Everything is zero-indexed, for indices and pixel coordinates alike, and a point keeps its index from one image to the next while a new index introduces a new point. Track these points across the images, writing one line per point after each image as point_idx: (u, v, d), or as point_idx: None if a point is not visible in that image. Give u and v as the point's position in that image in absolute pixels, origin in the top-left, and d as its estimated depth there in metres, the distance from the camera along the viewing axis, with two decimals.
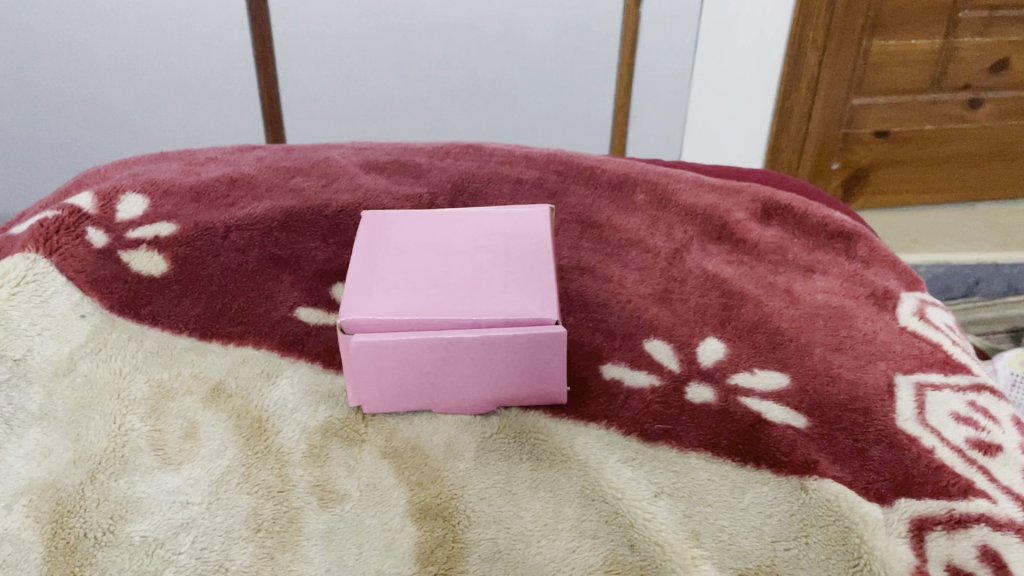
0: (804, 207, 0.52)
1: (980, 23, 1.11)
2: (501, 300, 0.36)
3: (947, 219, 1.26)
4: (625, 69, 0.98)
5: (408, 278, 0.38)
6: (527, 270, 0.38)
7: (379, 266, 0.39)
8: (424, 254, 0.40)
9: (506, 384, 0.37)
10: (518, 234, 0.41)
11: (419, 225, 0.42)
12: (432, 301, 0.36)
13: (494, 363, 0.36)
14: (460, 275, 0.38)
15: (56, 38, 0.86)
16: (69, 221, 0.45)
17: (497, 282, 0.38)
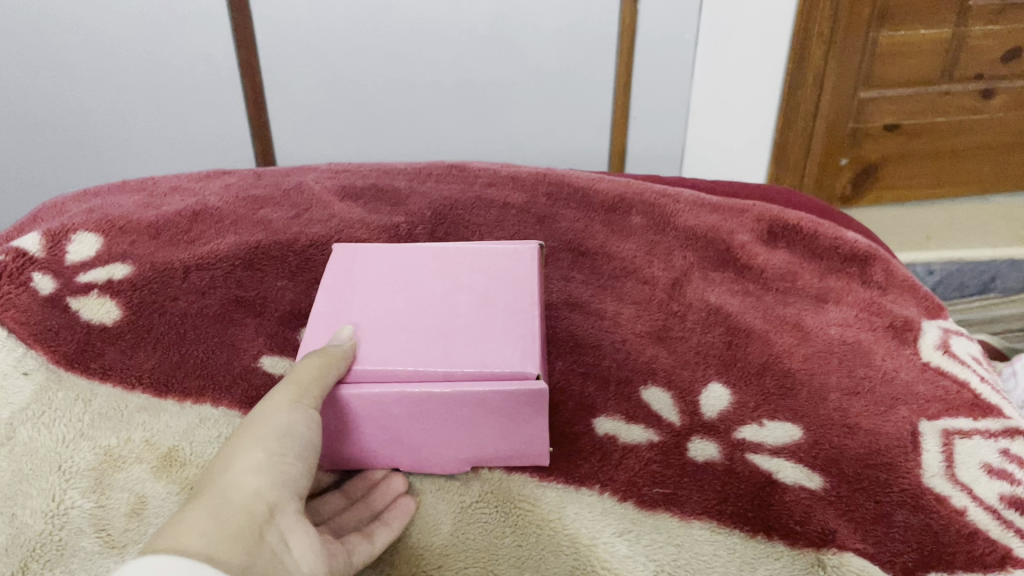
0: (815, 226, 0.49)
1: (993, 11, 1.09)
2: (477, 349, 0.33)
3: (959, 215, 1.25)
4: (624, 71, 0.94)
5: (376, 325, 0.34)
6: (511, 315, 0.34)
7: (346, 313, 0.35)
8: (397, 297, 0.36)
9: (482, 442, 0.34)
10: (503, 273, 0.37)
11: (393, 262, 0.38)
12: (399, 349, 0.33)
13: (471, 420, 0.33)
14: (435, 320, 0.34)
15: (26, 50, 0.82)
16: (12, 266, 0.42)
17: (476, 329, 0.34)
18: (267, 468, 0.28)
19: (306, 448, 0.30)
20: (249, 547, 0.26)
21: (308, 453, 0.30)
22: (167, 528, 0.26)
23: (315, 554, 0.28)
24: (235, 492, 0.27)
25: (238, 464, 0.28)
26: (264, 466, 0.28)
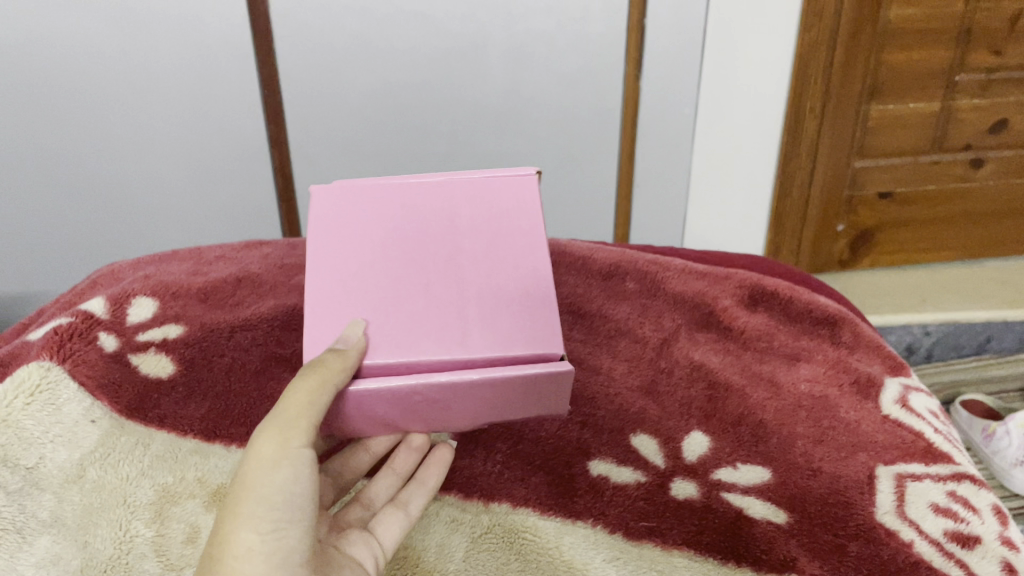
0: (790, 292, 0.54)
1: (978, 85, 1.24)
2: (496, 327, 0.37)
3: (952, 277, 1.38)
4: (627, 144, 1.00)
5: (378, 296, 0.38)
6: (526, 281, 0.39)
7: (356, 292, 0.39)
8: (392, 267, 0.39)
9: (506, 408, 0.40)
10: (496, 223, 0.41)
11: (383, 220, 0.41)
12: (414, 331, 0.37)
13: (499, 393, 0.37)
14: (444, 292, 0.39)
15: (75, 125, 0.89)
16: (81, 327, 0.47)
17: (488, 304, 0.38)
18: (263, 544, 0.33)
19: (294, 507, 0.35)
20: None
21: (297, 509, 0.35)
22: None
23: None
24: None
25: (237, 543, 0.33)
26: (263, 540, 0.34)
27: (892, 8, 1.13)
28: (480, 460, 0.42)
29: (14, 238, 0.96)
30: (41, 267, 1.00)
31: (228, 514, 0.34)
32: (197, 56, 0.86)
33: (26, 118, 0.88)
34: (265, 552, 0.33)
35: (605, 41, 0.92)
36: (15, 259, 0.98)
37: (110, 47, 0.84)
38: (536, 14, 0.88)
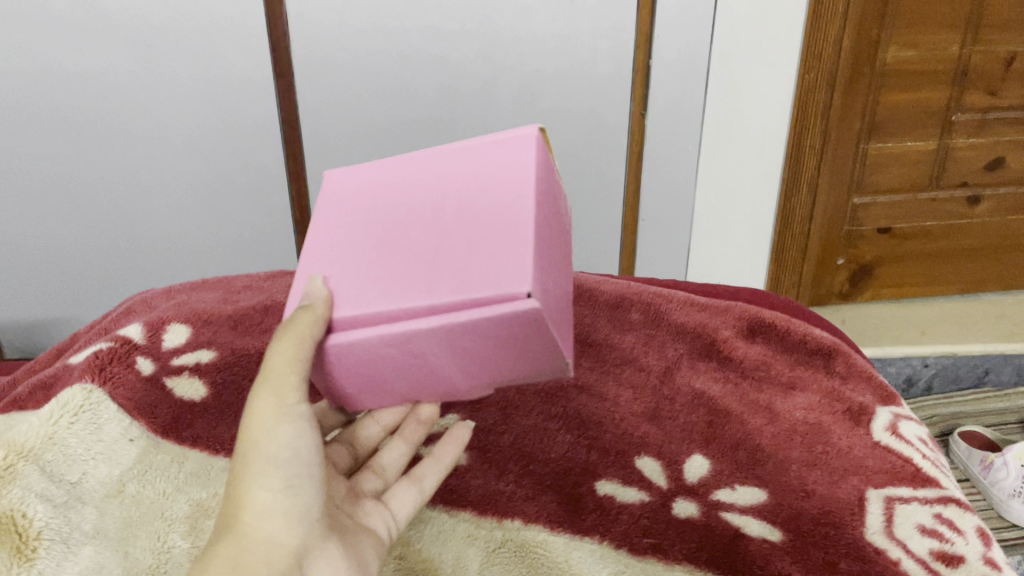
0: (787, 324, 0.57)
1: (974, 124, 1.29)
2: (464, 267, 0.34)
3: (952, 310, 1.41)
4: (633, 180, 1.04)
5: (359, 251, 0.38)
6: (509, 215, 0.36)
7: (344, 249, 0.38)
8: (384, 221, 0.39)
9: (498, 359, 0.36)
10: (491, 169, 0.39)
11: (388, 183, 0.41)
12: (385, 278, 0.36)
13: (474, 340, 0.34)
14: (427, 234, 0.37)
15: (101, 157, 0.93)
16: (121, 351, 0.50)
17: (464, 244, 0.35)
18: (276, 503, 0.36)
19: (300, 464, 0.37)
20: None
21: (302, 464, 0.38)
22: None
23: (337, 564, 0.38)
24: (256, 533, 0.36)
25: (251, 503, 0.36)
26: (276, 499, 0.37)
27: (888, 51, 1.18)
28: (493, 479, 0.45)
29: (39, 267, 1.00)
30: (64, 295, 1.03)
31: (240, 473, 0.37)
32: (220, 93, 0.89)
33: (55, 151, 0.91)
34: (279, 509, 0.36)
35: (611, 81, 0.95)
36: (39, 287, 1.01)
37: (139, 84, 0.88)
38: (546, 55, 0.92)
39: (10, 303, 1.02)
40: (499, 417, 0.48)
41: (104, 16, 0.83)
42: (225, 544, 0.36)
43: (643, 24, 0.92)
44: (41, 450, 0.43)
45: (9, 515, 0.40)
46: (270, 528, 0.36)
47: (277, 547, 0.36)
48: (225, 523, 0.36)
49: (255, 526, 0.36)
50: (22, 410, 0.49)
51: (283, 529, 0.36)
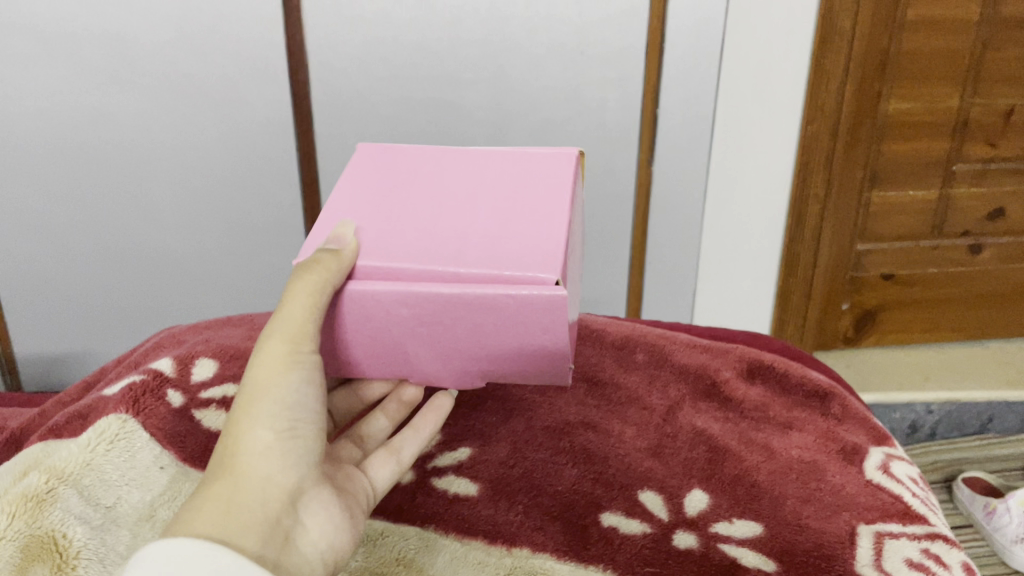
0: (785, 367, 0.60)
1: (974, 174, 1.33)
2: (494, 252, 0.39)
3: (955, 357, 1.43)
4: (640, 225, 1.07)
5: (389, 218, 0.43)
6: (538, 222, 0.42)
7: (381, 214, 0.43)
8: (421, 201, 0.44)
9: (508, 351, 0.41)
10: (525, 181, 0.45)
11: (428, 173, 0.47)
12: (413, 243, 0.41)
13: (495, 324, 0.39)
14: (458, 220, 0.42)
15: (127, 198, 0.96)
16: (153, 383, 0.53)
17: (492, 233, 0.41)
18: (271, 446, 0.40)
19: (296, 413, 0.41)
20: (271, 522, 0.38)
21: (298, 412, 0.41)
22: (198, 511, 0.37)
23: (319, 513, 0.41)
24: (252, 473, 0.39)
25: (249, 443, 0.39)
26: (275, 441, 0.40)
27: (889, 102, 1.23)
28: (503, 510, 0.47)
29: (61, 303, 1.02)
30: (85, 332, 1.05)
31: (243, 414, 0.40)
32: (244, 137, 0.93)
33: (83, 190, 0.95)
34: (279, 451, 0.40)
35: (619, 129, 0.99)
36: (62, 323, 1.04)
37: (167, 127, 0.92)
38: (557, 104, 0.96)
39: (31, 338, 1.04)
40: (510, 451, 0.51)
41: (137, 61, 0.88)
42: (223, 477, 0.38)
43: (651, 76, 0.96)
44: (79, 475, 0.46)
45: (50, 536, 0.43)
46: (264, 467, 0.39)
47: (270, 485, 0.39)
48: (225, 458, 0.39)
49: (254, 464, 0.39)
50: (59, 438, 0.52)
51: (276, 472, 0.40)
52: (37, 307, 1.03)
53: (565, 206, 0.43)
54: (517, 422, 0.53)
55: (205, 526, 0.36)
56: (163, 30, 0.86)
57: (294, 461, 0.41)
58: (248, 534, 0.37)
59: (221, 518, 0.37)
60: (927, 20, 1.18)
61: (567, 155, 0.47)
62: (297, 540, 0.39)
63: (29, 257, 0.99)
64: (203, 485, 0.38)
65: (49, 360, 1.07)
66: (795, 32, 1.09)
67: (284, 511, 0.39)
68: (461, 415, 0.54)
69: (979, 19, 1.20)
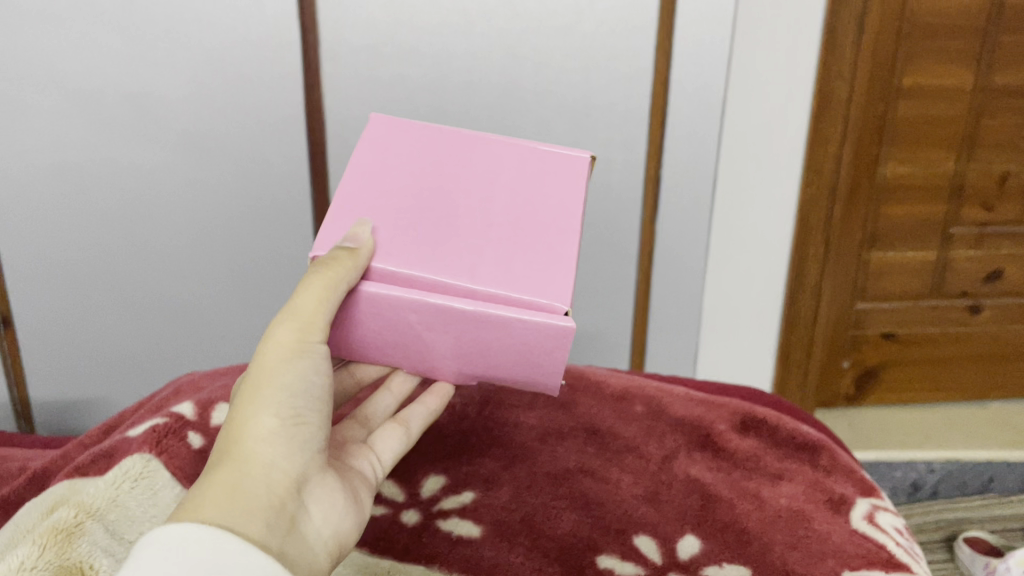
0: (778, 421, 0.62)
1: (972, 237, 1.36)
2: (500, 273, 0.47)
3: (955, 416, 1.44)
4: (643, 283, 1.09)
5: (407, 220, 0.50)
6: (542, 241, 0.49)
7: (403, 210, 0.50)
8: (437, 196, 0.51)
9: (507, 354, 0.49)
10: (534, 189, 0.52)
11: (444, 156, 0.53)
12: (431, 251, 0.48)
13: (496, 333, 0.47)
14: (471, 229, 0.49)
15: (146, 249, 0.99)
16: (175, 426, 0.56)
17: (503, 251, 0.49)
18: (275, 433, 0.43)
19: (299, 401, 0.45)
20: (277, 505, 0.41)
21: (302, 401, 0.45)
22: (206, 494, 0.40)
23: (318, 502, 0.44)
24: (256, 458, 0.42)
25: (253, 430, 0.43)
26: (278, 430, 0.44)
27: (887, 166, 1.28)
28: (506, 552, 0.49)
29: (75, 352, 1.04)
30: (96, 381, 1.07)
31: (250, 404, 0.44)
32: (262, 192, 0.97)
33: (105, 241, 0.98)
34: (282, 439, 0.43)
35: (624, 190, 1.03)
36: (75, 372, 1.06)
37: (189, 181, 0.96)
38: None
39: (42, 388, 1.06)
40: (511, 496, 0.54)
41: (162, 117, 0.92)
42: (230, 463, 0.42)
43: (654, 139, 1.00)
44: (106, 511, 0.49)
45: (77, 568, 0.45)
46: (267, 454, 0.43)
47: (274, 470, 0.42)
48: (232, 447, 0.42)
49: (258, 450, 0.43)
50: (84, 477, 0.55)
51: (280, 457, 0.43)
52: (51, 356, 1.04)
53: (571, 227, 0.50)
54: (519, 468, 0.56)
55: (215, 507, 0.39)
56: (189, 89, 0.91)
57: (296, 449, 0.44)
58: (254, 516, 0.40)
59: (229, 501, 0.39)
60: (921, 88, 1.23)
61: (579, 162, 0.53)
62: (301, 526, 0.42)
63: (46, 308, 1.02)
64: (211, 472, 0.42)
65: (59, 411, 1.08)
66: (791, 98, 1.14)
67: (289, 496, 0.42)
68: (466, 462, 0.57)
69: (972, 87, 1.24)
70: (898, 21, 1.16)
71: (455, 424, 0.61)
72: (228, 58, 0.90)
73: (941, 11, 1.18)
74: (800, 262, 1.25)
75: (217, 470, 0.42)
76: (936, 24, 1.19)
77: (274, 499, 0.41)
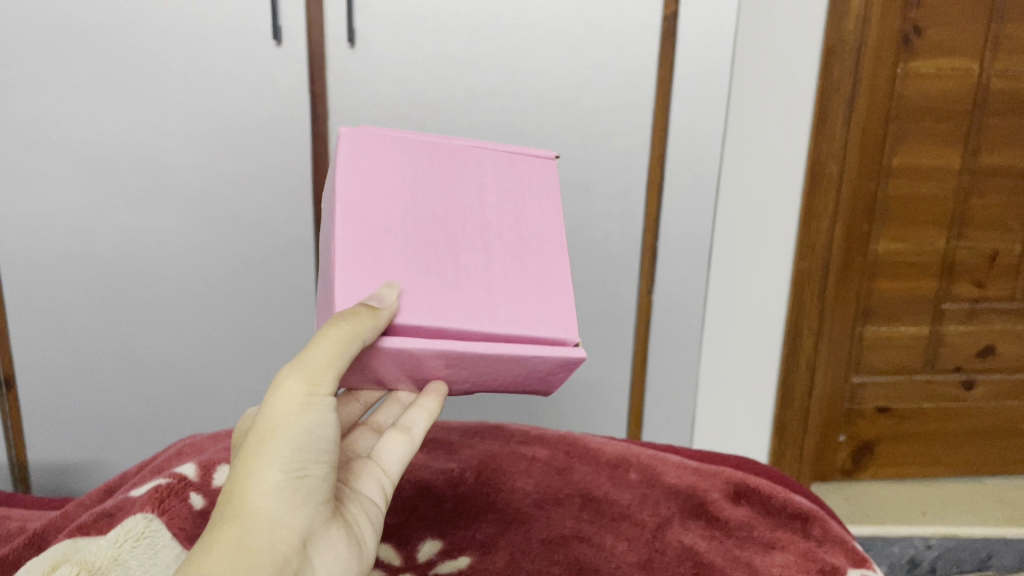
0: (770, 491, 0.63)
1: (964, 313, 1.39)
2: (517, 310, 0.50)
3: (951, 492, 1.45)
4: (639, 354, 1.11)
5: (414, 254, 0.50)
6: (543, 268, 0.53)
7: (400, 234, 0.50)
8: (429, 216, 0.51)
9: (521, 375, 0.53)
10: (518, 204, 0.54)
11: (421, 167, 0.53)
12: (450, 289, 0.49)
13: (514, 363, 0.50)
14: (474, 256, 0.51)
15: (151, 313, 1.01)
16: (178, 486, 0.58)
17: (510, 280, 0.51)
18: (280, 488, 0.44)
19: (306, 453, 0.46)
20: (278, 565, 0.42)
21: (309, 455, 0.46)
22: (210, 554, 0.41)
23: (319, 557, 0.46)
24: (262, 515, 0.43)
25: (259, 485, 0.44)
26: (284, 484, 0.45)
27: (879, 243, 1.31)
28: None
29: (75, 414, 1.05)
30: (94, 445, 1.07)
31: (257, 457, 0.45)
32: (267, 258, 1.00)
33: (110, 303, 1.00)
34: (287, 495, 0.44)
35: (620, 262, 1.05)
36: (72, 435, 1.06)
37: (195, 247, 0.98)
38: None
39: (39, 450, 1.06)
40: (506, 560, 0.54)
41: (172, 184, 0.95)
42: (235, 520, 0.43)
43: (651, 212, 1.03)
44: (106, 570, 0.51)
45: None
46: (272, 511, 0.44)
47: (278, 527, 0.43)
48: (237, 500, 0.43)
49: (263, 507, 0.43)
50: (86, 535, 0.56)
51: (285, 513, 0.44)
52: (49, 418, 1.05)
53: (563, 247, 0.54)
54: (514, 532, 0.57)
55: (219, 571, 0.40)
56: (199, 158, 0.94)
57: (300, 502, 0.45)
58: None
59: (233, 564, 0.41)
60: (910, 168, 1.27)
61: (545, 163, 0.56)
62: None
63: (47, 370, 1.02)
64: (216, 528, 0.43)
65: (54, 475, 1.08)
66: (784, 175, 1.18)
67: (291, 554, 0.44)
68: (462, 525, 0.58)
69: (960, 168, 1.28)
70: (886, 104, 1.21)
71: (451, 487, 0.62)
72: (239, 127, 0.93)
73: (928, 94, 1.23)
74: (794, 334, 1.27)
75: (223, 526, 0.42)
76: (924, 107, 1.23)
77: (277, 558, 0.43)
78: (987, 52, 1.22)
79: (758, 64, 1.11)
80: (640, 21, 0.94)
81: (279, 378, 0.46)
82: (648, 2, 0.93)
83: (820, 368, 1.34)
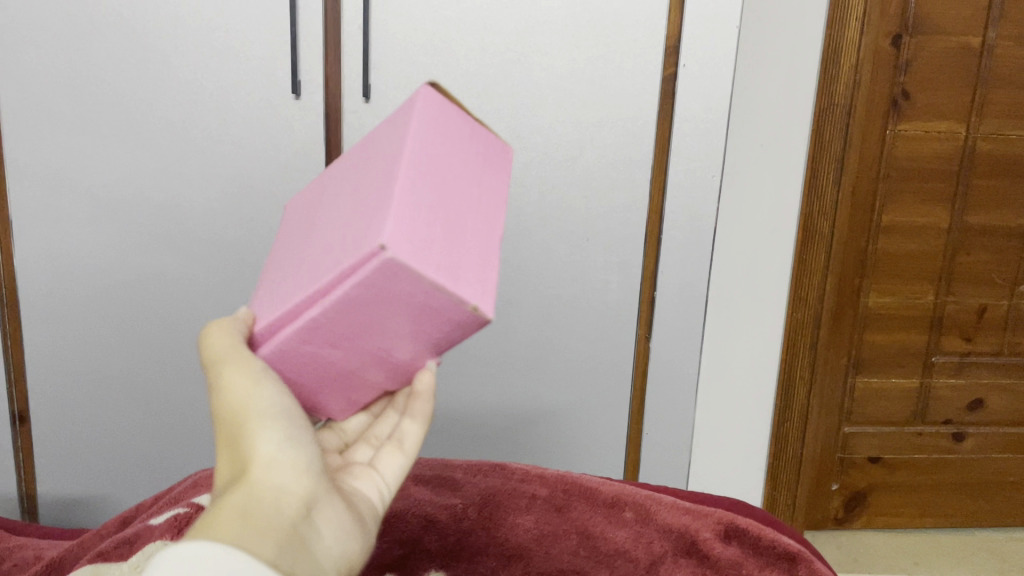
0: (758, 532, 0.66)
1: (954, 365, 1.42)
2: (346, 248, 0.44)
3: (943, 544, 1.47)
4: (637, 401, 1.14)
5: (294, 265, 0.51)
6: (385, 182, 0.45)
7: (295, 252, 0.52)
8: (324, 216, 0.52)
9: (406, 318, 0.44)
10: (388, 142, 0.49)
11: (334, 180, 0.55)
12: (300, 275, 0.48)
13: (362, 302, 0.43)
14: (342, 223, 0.48)
15: (163, 352, 1.04)
16: (196, 515, 0.61)
17: (354, 223, 0.45)
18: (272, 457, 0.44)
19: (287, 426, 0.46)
20: (287, 524, 0.42)
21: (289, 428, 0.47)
22: (215, 521, 0.39)
23: (324, 530, 0.46)
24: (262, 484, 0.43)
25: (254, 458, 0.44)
26: (274, 454, 0.45)
27: (870, 296, 1.35)
28: None
29: (85, 449, 1.08)
30: (103, 481, 1.10)
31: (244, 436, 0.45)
32: None
33: (124, 341, 1.03)
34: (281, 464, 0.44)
35: (618, 310, 1.09)
36: (82, 469, 1.09)
37: (210, 289, 1.02)
38: (564, 284, 1.07)
39: (49, 485, 1.09)
40: None
41: (190, 228, 0.99)
42: (235, 492, 0.42)
43: (649, 262, 1.07)
44: None
45: None
46: (273, 479, 0.43)
47: (278, 491, 0.43)
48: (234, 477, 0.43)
49: (262, 477, 0.43)
50: (107, 560, 0.59)
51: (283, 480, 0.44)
52: (60, 453, 1.08)
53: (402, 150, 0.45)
54: (515, 566, 0.60)
55: (229, 529, 0.39)
56: (216, 203, 0.99)
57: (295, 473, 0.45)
58: (267, 537, 0.40)
59: (242, 521, 0.40)
60: (899, 225, 1.32)
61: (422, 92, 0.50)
62: (310, 550, 0.43)
63: (59, 407, 1.05)
64: (216, 504, 0.41)
65: (64, 509, 1.11)
66: (777, 230, 1.23)
67: (299, 517, 0.43)
68: (465, 558, 0.61)
69: (948, 225, 1.33)
70: (876, 163, 1.26)
71: (455, 522, 0.65)
72: (256, 175, 0.98)
73: (916, 155, 1.28)
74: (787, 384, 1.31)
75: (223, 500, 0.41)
76: (912, 168, 1.29)
77: (285, 519, 0.42)
78: (973, 116, 1.28)
79: (752, 123, 1.16)
80: (640, 83, 0.99)
81: (222, 366, 0.47)
82: (649, 65, 0.99)
83: (810, 419, 1.38)
